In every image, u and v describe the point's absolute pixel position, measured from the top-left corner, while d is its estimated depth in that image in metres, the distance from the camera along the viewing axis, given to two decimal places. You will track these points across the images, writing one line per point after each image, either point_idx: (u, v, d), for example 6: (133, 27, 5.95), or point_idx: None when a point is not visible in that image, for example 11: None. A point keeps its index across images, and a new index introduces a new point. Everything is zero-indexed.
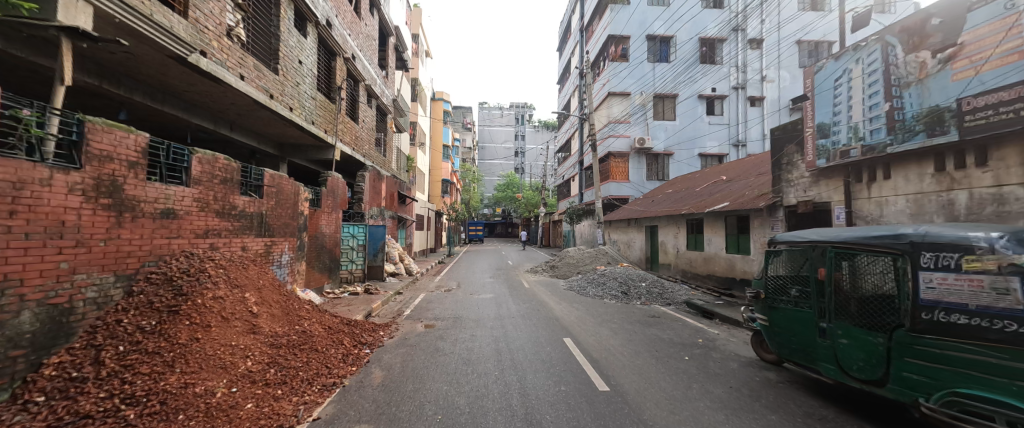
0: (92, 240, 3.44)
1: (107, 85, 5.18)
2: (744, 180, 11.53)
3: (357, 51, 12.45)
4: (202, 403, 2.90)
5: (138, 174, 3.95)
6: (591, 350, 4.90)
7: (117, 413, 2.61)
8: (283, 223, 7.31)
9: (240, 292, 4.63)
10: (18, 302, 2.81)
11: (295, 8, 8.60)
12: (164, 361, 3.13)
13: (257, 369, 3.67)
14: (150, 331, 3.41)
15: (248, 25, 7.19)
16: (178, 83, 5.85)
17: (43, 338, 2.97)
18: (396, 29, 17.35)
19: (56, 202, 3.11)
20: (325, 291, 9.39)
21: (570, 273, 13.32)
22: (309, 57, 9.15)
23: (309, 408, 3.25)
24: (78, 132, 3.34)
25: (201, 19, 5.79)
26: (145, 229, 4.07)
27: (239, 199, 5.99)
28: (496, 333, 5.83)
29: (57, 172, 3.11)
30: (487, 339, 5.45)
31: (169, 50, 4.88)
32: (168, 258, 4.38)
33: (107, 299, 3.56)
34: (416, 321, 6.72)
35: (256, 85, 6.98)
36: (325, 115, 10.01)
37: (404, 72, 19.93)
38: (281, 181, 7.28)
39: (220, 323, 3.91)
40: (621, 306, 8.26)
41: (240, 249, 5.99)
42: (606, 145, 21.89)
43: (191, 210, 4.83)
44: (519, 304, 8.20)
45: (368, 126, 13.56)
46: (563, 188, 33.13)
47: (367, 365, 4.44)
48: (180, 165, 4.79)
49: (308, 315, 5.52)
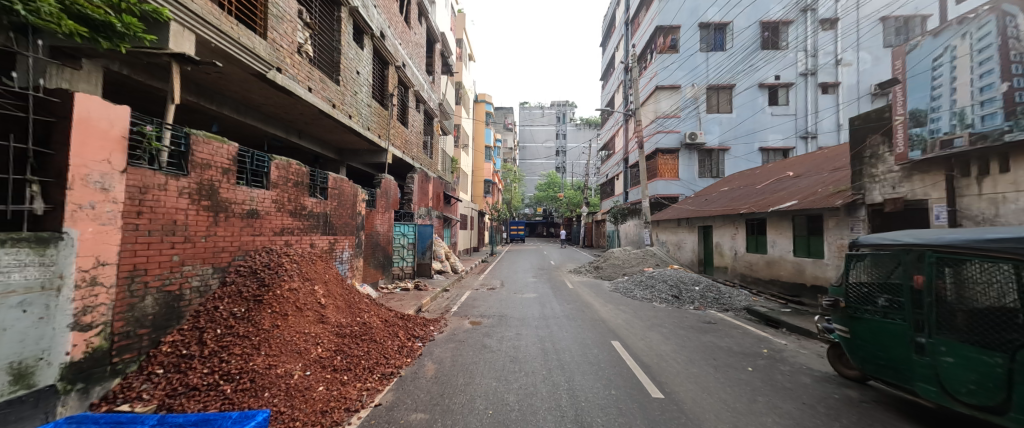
0: (197, 237, 3.98)
1: (204, 101, 5.96)
2: (816, 176, 10.46)
3: (407, 59, 13.09)
4: (283, 383, 3.23)
5: (229, 179, 4.49)
6: (641, 355, 4.74)
7: (216, 387, 3.04)
8: (344, 222, 7.90)
9: (310, 285, 5.07)
10: (143, 288, 3.34)
11: (354, 22, 9.27)
12: (252, 344, 3.52)
13: (326, 355, 4.02)
14: (240, 317, 3.87)
15: (315, 41, 7.86)
16: (258, 97, 6.56)
17: (160, 319, 3.50)
18: (442, 35, 18.01)
19: (171, 204, 3.64)
20: (380, 287, 9.99)
21: (616, 274, 12.92)
22: (365, 67, 9.79)
23: (371, 394, 3.51)
24: (182, 142, 3.84)
25: (277, 39, 6.44)
26: (235, 228, 4.61)
27: (308, 201, 6.56)
28: (542, 332, 5.83)
29: (170, 178, 3.63)
30: (533, 339, 5.47)
31: (252, 68, 5.49)
32: (253, 253, 4.94)
33: (207, 287, 4.12)
34: (462, 318, 6.92)
35: (321, 95, 7.62)
36: (379, 121, 10.66)
37: (449, 76, 20.63)
38: (342, 184, 7.87)
39: (295, 312, 4.31)
40: (672, 310, 7.87)
41: (308, 246, 6.55)
42: (653, 142, 20.81)
43: (270, 210, 5.38)
44: (563, 305, 8.12)
45: (416, 130, 14.24)
46: (607, 187, 32.25)
47: (420, 358, 4.68)
48: (260, 171, 5.36)
49: (367, 309, 5.91)
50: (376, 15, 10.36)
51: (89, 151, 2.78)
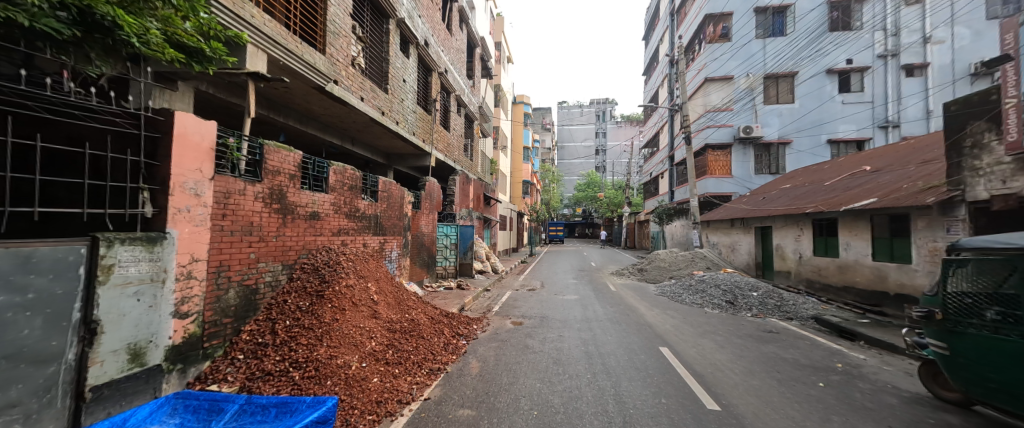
0: (269, 236, 4.39)
1: (273, 114, 6.57)
2: (899, 170, 9.31)
3: (449, 65, 13.52)
4: (343, 373, 3.47)
5: (295, 184, 4.90)
6: (693, 363, 4.51)
7: (288, 374, 3.35)
8: (393, 223, 8.31)
9: (364, 282, 5.38)
10: (227, 281, 3.76)
11: (400, 32, 9.74)
12: (316, 335, 3.82)
13: (380, 348, 4.25)
14: (305, 310, 4.20)
15: (366, 53, 8.37)
16: (317, 108, 7.10)
17: (240, 310, 3.93)
18: (482, 40, 18.37)
19: (249, 208, 4.07)
20: (425, 285, 10.35)
21: (662, 277, 12.36)
22: (411, 75, 10.24)
23: (421, 388, 3.68)
24: (258, 152, 4.27)
25: (334, 53, 6.93)
26: (300, 228, 5.03)
27: (362, 204, 6.97)
28: (585, 335, 5.74)
29: (247, 184, 4.04)
30: (576, 341, 5.40)
31: (312, 81, 5.95)
32: (314, 252, 5.34)
33: (277, 282, 4.53)
34: (504, 318, 7.01)
35: (372, 104, 8.09)
36: (423, 126, 11.09)
37: (488, 80, 20.95)
38: (391, 187, 8.28)
39: (352, 307, 4.60)
40: (727, 317, 7.37)
41: (361, 246, 6.96)
42: (702, 137, 19.55)
43: (329, 212, 5.79)
44: (606, 308, 7.92)
45: (457, 133, 14.63)
46: (650, 186, 31.00)
47: (465, 355, 4.81)
48: (320, 176, 5.77)
49: (415, 306, 6.16)
50: (421, 24, 10.82)
51: (186, 161, 3.18)
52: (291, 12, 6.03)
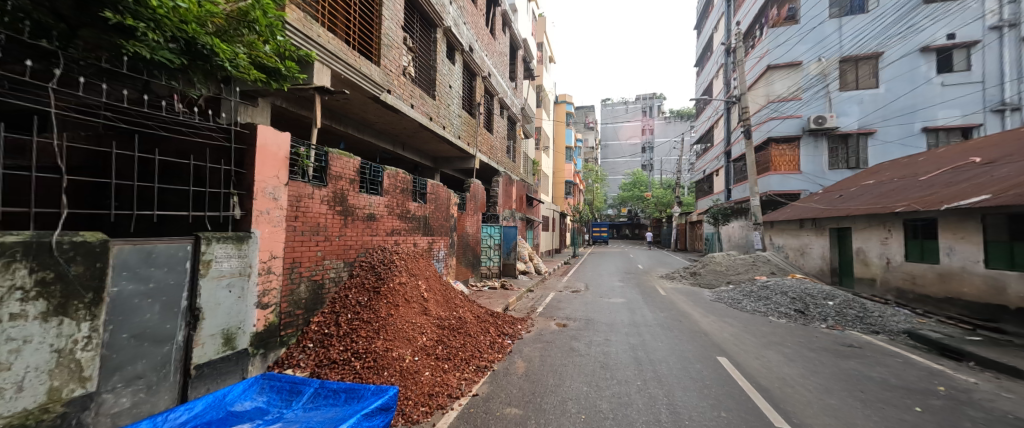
0: (332, 236, 4.77)
1: (335, 123, 7.13)
2: (1020, 162, 7.96)
3: (492, 69, 13.78)
4: (398, 365, 3.69)
5: (354, 188, 5.28)
6: (758, 376, 4.21)
7: (350, 363, 3.66)
8: (440, 224, 8.64)
9: (415, 280, 5.63)
10: (300, 276, 4.16)
11: (447, 40, 10.12)
12: (373, 328, 4.10)
13: (430, 344, 4.44)
14: (363, 305, 4.53)
15: (415, 63, 8.79)
16: (373, 116, 7.60)
17: (309, 303, 4.33)
18: (524, 41, 18.48)
19: (317, 210, 4.46)
20: (469, 284, 10.65)
21: (718, 281, 11.63)
22: (457, 81, 10.59)
23: (469, 384, 3.81)
24: (324, 159, 4.66)
25: (388, 64, 7.37)
26: (359, 228, 5.40)
27: (413, 206, 7.31)
28: (634, 340, 5.58)
29: (314, 189, 4.43)
30: (624, 346, 5.27)
31: (367, 91, 6.38)
32: (371, 250, 5.70)
33: (340, 278, 4.93)
34: (549, 319, 7.02)
35: (421, 110, 8.49)
36: (468, 129, 11.42)
37: (531, 81, 21.01)
38: (438, 189, 8.61)
39: (405, 304, 4.84)
40: (795, 327, 6.78)
41: (412, 245, 7.31)
42: (764, 130, 18.14)
43: (383, 214, 6.15)
44: (656, 313, 7.62)
45: (501, 135, 14.87)
46: (703, 184, 29.26)
47: (511, 355, 4.89)
48: (376, 180, 6.13)
49: (462, 304, 6.34)
50: (466, 31, 11.17)
51: (266, 170, 3.59)
52: (350, 28, 6.51)
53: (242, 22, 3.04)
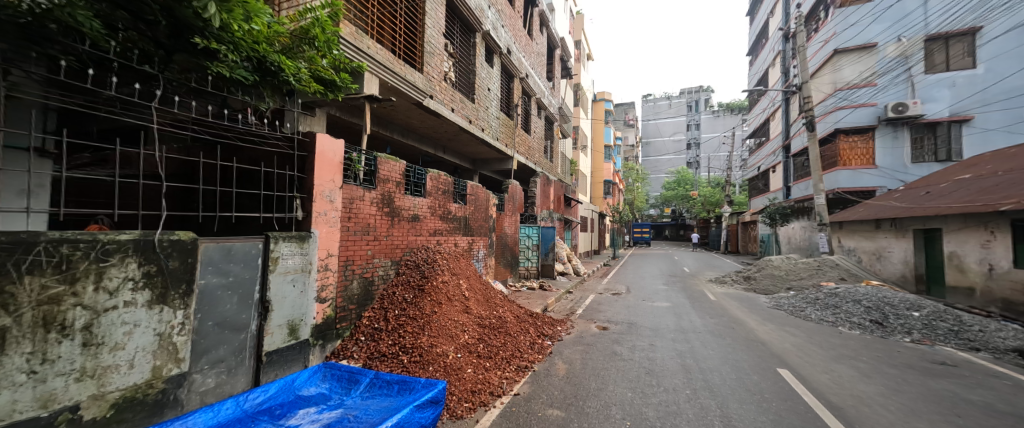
0: (380, 236, 5.02)
1: (381, 129, 7.52)
2: None
3: (530, 70, 13.83)
4: (442, 361, 3.82)
5: (400, 190, 5.52)
6: (826, 392, 3.88)
7: (398, 357, 3.86)
8: (480, 224, 8.80)
9: (457, 279, 5.77)
10: (352, 273, 4.43)
11: (486, 44, 10.31)
12: (418, 324, 4.27)
13: (472, 341, 4.54)
14: (409, 302, 4.74)
15: (455, 68, 9.04)
16: (415, 121, 7.91)
17: (361, 299, 4.62)
18: (562, 40, 18.32)
19: (367, 212, 4.74)
20: (508, 284, 10.76)
21: (776, 287, 10.82)
22: (495, 83, 10.74)
23: (510, 383, 3.87)
24: (373, 163, 4.93)
25: (430, 71, 7.64)
26: (404, 228, 5.64)
27: (453, 207, 7.50)
28: (681, 347, 5.36)
29: (364, 191, 4.70)
30: (671, 353, 5.08)
31: (411, 97, 6.68)
32: (415, 250, 5.92)
33: (387, 275, 5.19)
34: (589, 322, 6.92)
35: (461, 114, 8.71)
36: (506, 131, 11.54)
37: (568, 80, 20.78)
38: (478, 191, 8.77)
39: (447, 301, 4.98)
40: (867, 339, 6.16)
41: (453, 245, 7.49)
42: (831, 121, 16.73)
43: (426, 215, 6.37)
44: (705, 319, 7.25)
45: (538, 135, 14.87)
46: (758, 182, 27.33)
47: (551, 356, 4.89)
48: (420, 182, 6.34)
49: (502, 304, 6.38)
50: (504, 34, 11.30)
51: (324, 174, 3.87)
52: (396, 38, 6.83)
53: (303, 39, 3.36)
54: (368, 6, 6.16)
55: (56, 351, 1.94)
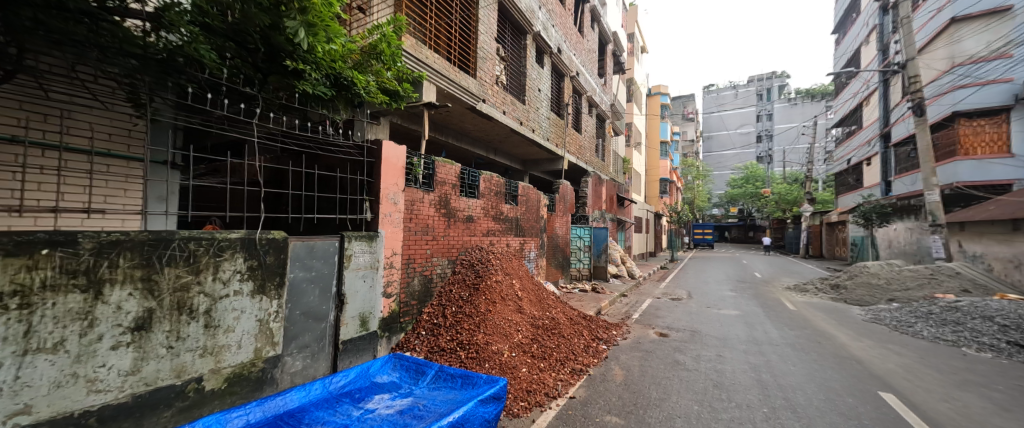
0: (438, 236, 5.26)
1: (437, 134, 7.88)
2: None
3: (581, 68, 13.65)
4: (498, 359, 3.92)
5: (456, 192, 5.73)
6: (944, 423, 3.33)
7: (456, 353, 4.03)
8: (531, 225, 8.86)
9: (510, 278, 5.85)
10: (413, 271, 4.71)
11: (536, 45, 10.35)
12: (474, 322, 4.42)
13: (526, 341, 4.58)
14: (465, 300, 4.92)
15: (507, 71, 9.21)
16: (469, 125, 8.18)
17: (421, 295, 4.89)
18: (614, 34, 17.84)
19: (426, 213, 5.00)
20: (560, 286, 10.71)
21: (870, 298, 9.52)
22: (545, 83, 10.75)
23: (566, 386, 3.87)
24: (432, 167, 5.19)
25: (483, 76, 7.86)
26: (460, 229, 5.84)
27: (506, 208, 7.62)
28: (755, 359, 4.94)
29: (423, 193, 4.96)
30: (742, 365, 4.70)
31: (465, 101, 6.93)
32: (470, 249, 6.10)
33: (445, 274, 5.43)
34: (647, 327, 6.66)
35: (512, 116, 8.84)
36: (556, 131, 11.50)
37: (621, 75, 20.17)
38: (529, 192, 8.83)
39: (501, 300, 5.07)
40: (995, 363, 5.19)
41: (505, 246, 7.61)
42: (949, 101, 14.26)
43: (480, 216, 6.54)
44: (780, 330, 6.61)
45: (589, 134, 14.61)
46: (847, 177, 24.20)
47: (607, 360, 4.79)
48: (473, 184, 6.53)
49: (555, 305, 6.33)
50: (554, 33, 11.29)
51: (389, 178, 4.17)
52: (451, 47, 7.14)
53: (372, 55, 3.65)
54: (426, 18, 6.52)
55: (186, 331, 2.35)
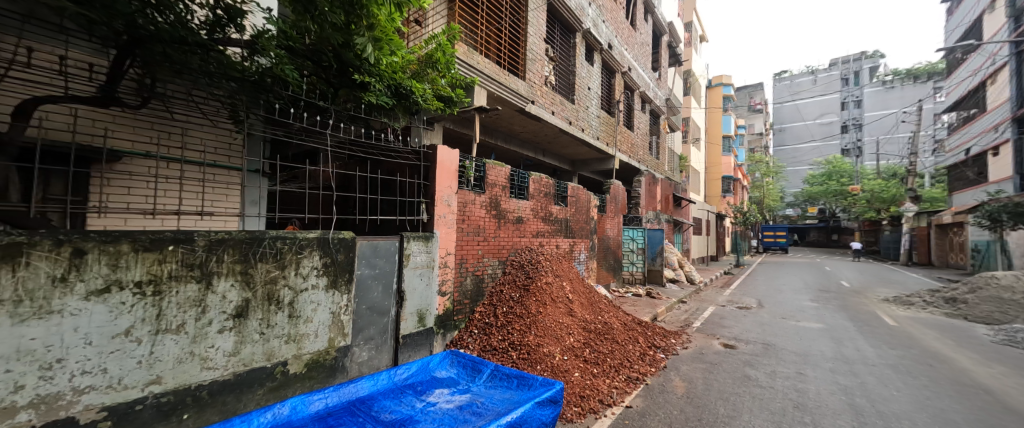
0: (489, 237, 5.37)
1: (487, 137, 8.08)
2: None
3: (633, 63, 13.16)
4: (550, 362, 3.92)
5: (506, 194, 5.80)
6: None
7: (507, 353, 4.12)
8: (581, 226, 8.73)
9: (560, 281, 5.80)
10: (466, 270, 4.87)
11: (586, 42, 10.18)
12: (525, 323, 4.46)
13: (578, 345, 4.51)
14: (516, 301, 4.99)
15: (556, 71, 9.18)
16: (518, 127, 8.27)
17: (473, 294, 5.05)
18: (670, 24, 16.95)
19: (478, 215, 5.14)
20: (612, 289, 10.41)
21: (996, 315, 8.02)
22: (596, 81, 10.52)
23: (621, 394, 3.77)
24: (483, 169, 5.31)
25: (532, 77, 7.88)
26: (510, 230, 5.91)
27: (555, 209, 7.58)
28: (844, 380, 4.38)
29: (475, 194, 5.11)
30: (828, 385, 4.21)
31: (514, 104, 7.03)
32: (520, 250, 6.14)
33: (495, 274, 5.53)
34: (710, 337, 6.26)
35: (561, 116, 8.78)
36: (607, 129, 11.20)
37: (677, 68, 19.10)
38: (579, 192, 8.70)
39: (552, 303, 5.06)
40: None
41: (555, 247, 7.57)
42: None
43: (530, 217, 6.56)
44: (873, 347, 5.84)
45: (642, 131, 14.04)
46: (967, 170, 20.46)
47: (665, 370, 4.58)
48: (523, 185, 6.59)
49: (607, 309, 6.16)
50: (605, 29, 11.01)
51: (443, 181, 4.35)
52: (501, 51, 7.27)
53: (428, 64, 3.86)
54: (477, 24, 6.71)
55: (275, 319, 2.67)
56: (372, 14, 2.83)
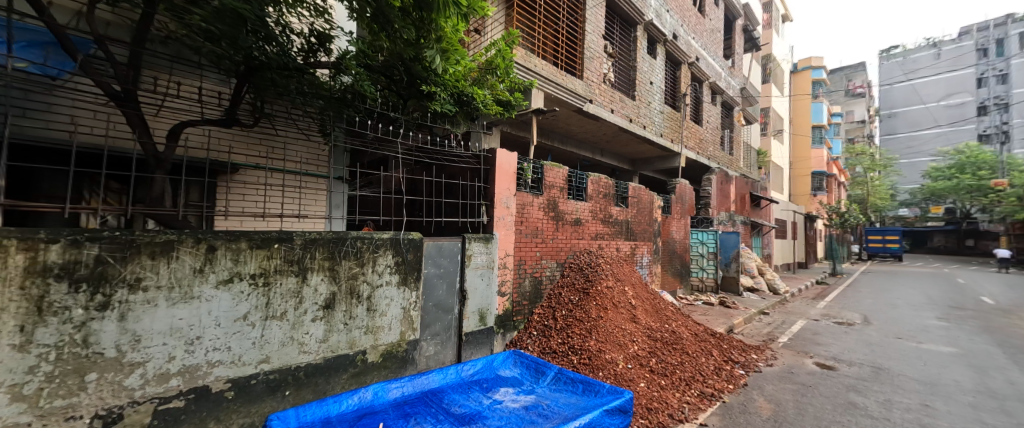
0: (548, 239, 5.39)
1: (545, 139, 8.12)
2: None
3: (701, 52, 12.30)
4: (613, 370, 3.83)
5: (564, 195, 5.76)
6: None
7: (568, 357, 4.10)
8: (643, 229, 8.36)
9: (622, 285, 5.62)
10: (524, 272, 4.93)
11: (648, 34, 9.75)
12: (586, 328, 4.40)
13: (643, 353, 4.32)
14: (575, 304, 4.93)
15: (614, 67, 8.94)
16: (575, 127, 8.19)
17: (532, 296, 5.09)
18: (744, 7, 15.54)
19: (536, 217, 5.17)
20: (679, 296, 9.80)
21: None
22: (659, 75, 10.02)
23: (694, 410, 3.56)
24: (540, 171, 5.35)
25: (590, 76, 7.74)
26: (569, 232, 5.84)
27: (614, 210, 7.35)
28: (991, 419, 3.63)
29: (533, 196, 5.16)
30: (965, 423, 3.54)
31: (571, 103, 6.98)
32: (578, 252, 6.04)
33: (554, 277, 5.51)
34: (801, 355, 5.61)
35: (621, 113, 8.50)
36: (672, 125, 10.60)
37: (753, 53, 17.41)
38: (641, 192, 8.34)
39: (613, 308, 4.92)
40: None
41: (615, 250, 7.33)
42: None
43: (588, 218, 6.44)
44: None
45: (712, 125, 13.03)
46: None
47: (745, 389, 4.20)
48: (581, 186, 6.51)
49: (675, 317, 5.81)
50: (668, 19, 10.45)
51: (502, 183, 4.47)
52: (558, 51, 7.28)
53: (488, 72, 4.02)
54: (535, 28, 6.80)
55: (357, 311, 2.96)
56: (439, 27, 3.03)
